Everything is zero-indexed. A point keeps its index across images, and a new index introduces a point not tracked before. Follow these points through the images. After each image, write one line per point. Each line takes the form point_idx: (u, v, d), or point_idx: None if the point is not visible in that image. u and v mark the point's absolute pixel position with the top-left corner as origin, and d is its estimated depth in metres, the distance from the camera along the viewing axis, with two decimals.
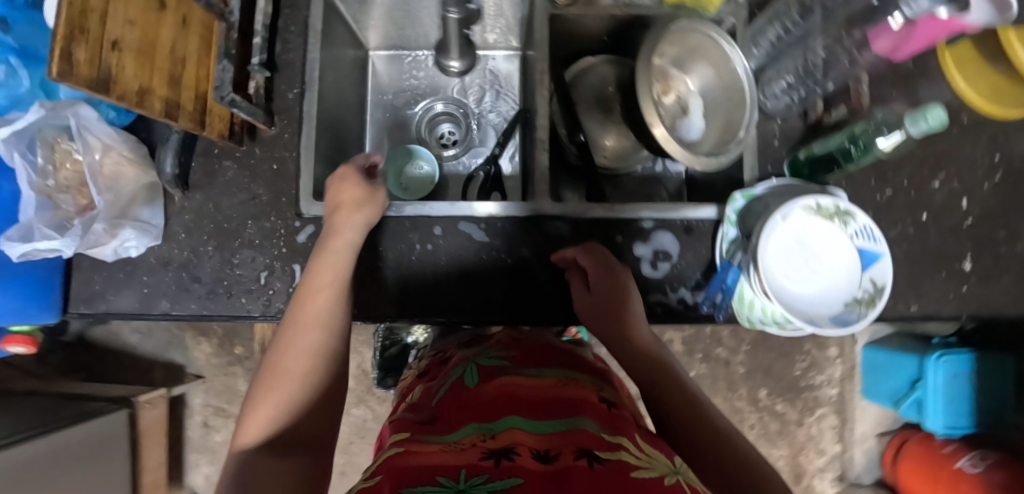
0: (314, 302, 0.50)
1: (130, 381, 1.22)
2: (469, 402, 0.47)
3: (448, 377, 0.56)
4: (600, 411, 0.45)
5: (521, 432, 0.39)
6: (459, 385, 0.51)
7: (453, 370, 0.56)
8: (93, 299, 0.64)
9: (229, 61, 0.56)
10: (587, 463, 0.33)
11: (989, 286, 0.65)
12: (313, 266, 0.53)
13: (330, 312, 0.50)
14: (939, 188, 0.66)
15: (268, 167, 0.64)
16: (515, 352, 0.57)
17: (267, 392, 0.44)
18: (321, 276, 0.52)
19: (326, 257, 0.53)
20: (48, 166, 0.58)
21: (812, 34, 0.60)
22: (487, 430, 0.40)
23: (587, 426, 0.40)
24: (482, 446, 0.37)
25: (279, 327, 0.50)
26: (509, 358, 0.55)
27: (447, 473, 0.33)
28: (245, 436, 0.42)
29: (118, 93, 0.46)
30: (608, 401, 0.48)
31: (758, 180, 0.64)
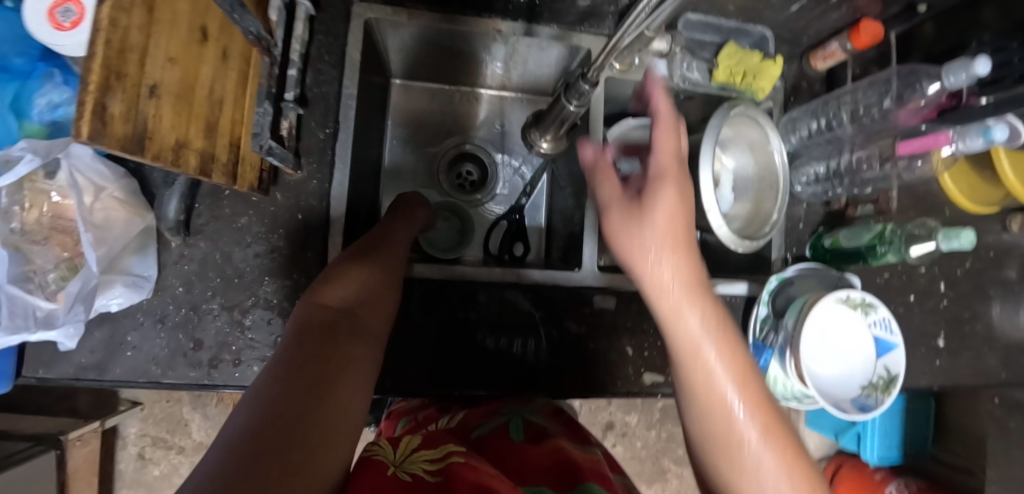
0: (387, 258, 0.47)
1: (43, 410, 1.02)
2: (519, 454, 0.44)
3: (491, 417, 0.52)
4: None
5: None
6: (505, 435, 0.48)
7: (495, 415, 0.52)
8: (55, 361, 0.53)
9: (270, 103, 0.48)
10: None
11: (955, 360, 0.74)
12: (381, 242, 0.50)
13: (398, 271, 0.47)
14: (924, 272, 0.74)
15: (292, 216, 0.57)
16: (562, 427, 0.51)
17: (330, 288, 0.40)
18: (394, 248, 0.49)
19: (398, 242, 0.51)
20: (14, 207, 0.47)
21: (842, 140, 0.65)
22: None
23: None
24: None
25: (345, 254, 0.46)
26: (557, 428, 0.50)
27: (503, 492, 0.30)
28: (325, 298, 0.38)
29: (153, 152, 0.37)
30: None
31: (786, 262, 0.68)
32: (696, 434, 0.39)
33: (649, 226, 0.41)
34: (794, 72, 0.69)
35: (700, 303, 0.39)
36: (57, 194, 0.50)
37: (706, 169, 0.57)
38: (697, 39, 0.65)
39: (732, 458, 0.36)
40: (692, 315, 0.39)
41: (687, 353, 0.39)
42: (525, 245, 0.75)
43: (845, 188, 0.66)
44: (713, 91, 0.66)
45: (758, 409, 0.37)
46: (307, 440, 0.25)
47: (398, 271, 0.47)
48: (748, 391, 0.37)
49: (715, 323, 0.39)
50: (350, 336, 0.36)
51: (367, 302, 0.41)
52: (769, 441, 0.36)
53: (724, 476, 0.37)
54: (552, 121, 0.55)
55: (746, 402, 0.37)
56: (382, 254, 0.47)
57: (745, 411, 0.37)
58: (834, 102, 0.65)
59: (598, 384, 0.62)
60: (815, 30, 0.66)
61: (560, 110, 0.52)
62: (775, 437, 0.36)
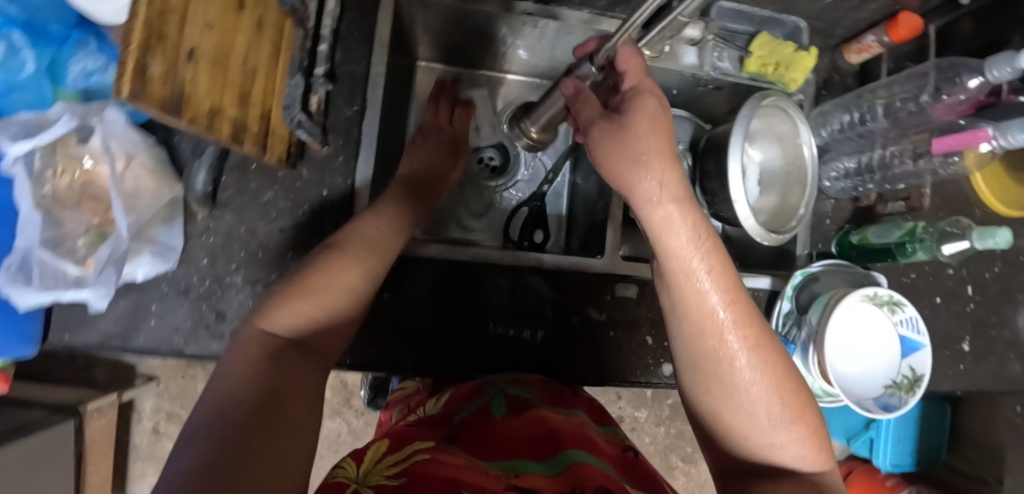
0: (356, 247, 0.46)
1: (63, 380, 1.03)
2: (497, 433, 0.43)
3: (474, 397, 0.51)
4: (625, 460, 0.42)
5: (538, 476, 0.35)
6: (484, 412, 0.47)
7: (477, 393, 0.52)
8: (79, 327, 0.53)
9: (302, 75, 0.48)
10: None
11: (979, 365, 0.72)
12: (357, 226, 0.49)
13: (371, 259, 0.46)
14: (951, 274, 0.72)
15: (318, 192, 0.57)
16: (544, 393, 0.52)
17: (293, 296, 0.41)
18: (371, 231, 0.48)
19: (374, 220, 0.50)
20: (48, 171, 0.49)
21: (876, 135, 0.63)
22: (513, 469, 0.37)
23: (611, 473, 0.37)
24: (512, 483, 0.34)
25: (313, 253, 0.46)
26: (538, 395, 0.51)
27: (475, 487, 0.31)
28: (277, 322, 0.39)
29: (190, 116, 0.38)
30: (633, 449, 0.44)
31: (812, 258, 0.66)
32: (687, 367, 0.39)
33: (650, 157, 0.38)
34: (827, 65, 0.68)
35: (699, 238, 0.38)
36: (89, 160, 0.50)
37: (736, 160, 0.57)
38: (728, 28, 0.64)
39: (724, 386, 0.37)
40: (689, 250, 0.37)
41: (683, 286, 0.38)
42: (545, 232, 0.74)
43: (875, 183, 0.65)
44: (744, 81, 0.65)
45: (749, 334, 0.37)
46: (252, 479, 0.27)
47: (365, 285, 0.45)
48: (739, 319, 0.37)
49: (712, 257, 0.38)
50: (293, 367, 0.37)
51: (319, 329, 0.41)
52: (756, 364, 0.37)
53: (715, 400, 0.38)
54: (546, 113, 0.53)
55: (737, 331, 0.37)
56: (354, 267, 0.45)
57: (735, 340, 0.37)
58: (868, 96, 0.64)
59: (616, 373, 0.62)
60: (851, 22, 0.65)
61: (557, 102, 0.51)
62: (763, 359, 0.37)
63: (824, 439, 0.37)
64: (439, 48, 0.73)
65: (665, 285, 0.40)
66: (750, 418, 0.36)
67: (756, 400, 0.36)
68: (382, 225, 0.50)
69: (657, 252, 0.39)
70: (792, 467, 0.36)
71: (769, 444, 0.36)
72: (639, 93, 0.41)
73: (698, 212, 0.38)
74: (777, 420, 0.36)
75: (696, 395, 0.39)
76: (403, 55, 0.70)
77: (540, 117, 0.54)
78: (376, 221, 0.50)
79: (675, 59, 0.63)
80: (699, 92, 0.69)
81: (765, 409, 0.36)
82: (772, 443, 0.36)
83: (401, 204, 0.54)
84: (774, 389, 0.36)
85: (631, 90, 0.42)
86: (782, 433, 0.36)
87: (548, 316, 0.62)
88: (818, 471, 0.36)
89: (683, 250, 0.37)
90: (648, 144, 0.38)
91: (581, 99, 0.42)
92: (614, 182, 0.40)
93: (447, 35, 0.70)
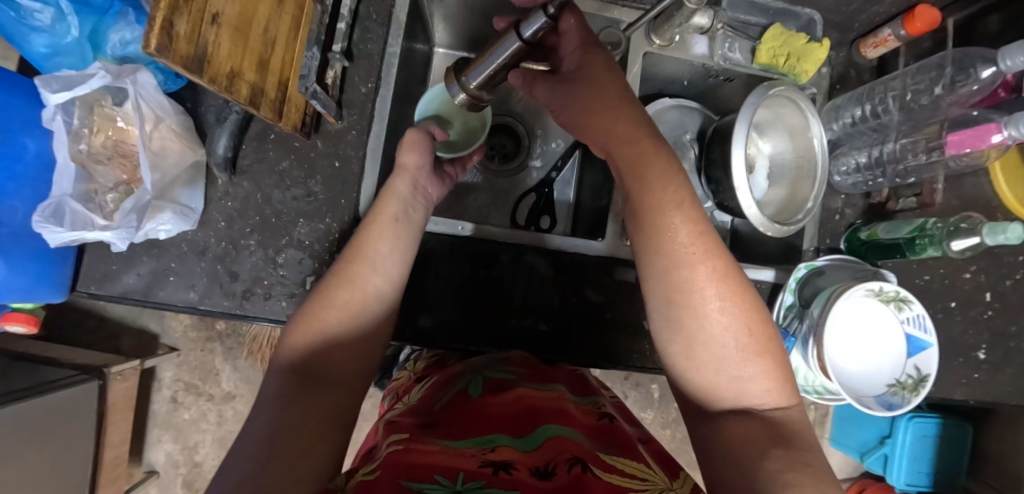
0: (377, 240, 0.47)
1: (91, 345, 1.08)
2: (474, 413, 0.43)
3: (451, 385, 0.51)
4: (599, 428, 0.42)
5: (512, 449, 0.36)
6: (464, 395, 0.47)
7: (456, 380, 0.52)
8: (106, 280, 0.56)
9: (318, 48, 0.51)
10: (590, 476, 0.32)
11: (996, 376, 0.69)
12: (376, 208, 0.49)
13: (396, 252, 0.47)
14: (969, 279, 0.69)
15: (330, 163, 0.60)
16: (522, 371, 0.52)
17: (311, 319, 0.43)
18: (388, 212, 0.49)
19: (389, 207, 0.49)
20: (84, 129, 0.54)
21: (890, 128, 0.63)
22: (487, 442, 0.37)
23: (582, 439, 0.38)
24: (484, 456, 0.35)
25: (341, 256, 0.47)
26: (517, 374, 0.51)
27: (445, 472, 0.32)
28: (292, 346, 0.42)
29: (210, 76, 0.41)
30: (609, 417, 0.45)
31: (818, 253, 0.65)
32: (659, 304, 0.41)
33: (615, 108, 0.44)
34: (843, 60, 0.67)
35: (666, 179, 0.42)
36: (121, 121, 0.56)
37: (738, 150, 0.56)
38: (741, 19, 0.65)
39: (696, 317, 0.40)
40: (662, 192, 0.42)
41: (656, 219, 0.41)
42: (552, 219, 0.75)
43: (887, 178, 0.63)
44: (755, 72, 0.65)
45: (716, 268, 0.41)
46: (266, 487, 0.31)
47: (373, 300, 0.45)
48: (708, 253, 0.41)
49: (682, 197, 0.42)
50: (314, 396, 0.39)
51: (324, 350, 0.42)
52: (723, 296, 0.40)
53: (686, 335, 0.40)
54: (487, 67, 0.48)
55: (706, 263, 0.40)
56: (351, 289, 0.44)
57: (704, 273, 0.40)
58: (880, 88, 0.63)
59: (611, 353, 0.63)
60: (868, 16, 0.64)
61: (505, 47, 0.46)
62: (730, 292, 0.40)
63: (786, 376, 0.41)
64: (456, 36, 0.75)
65: (637, 225, 0.43)
66: (718, 350, 0.39)
67: (724, 330, 0.40)
68: (390, 243, 0.47)
69: (633, 194, 0.43)
70: (758, 399, 0.39)
71: (738, 375, 0.39)
72: (591, 55, 0.45)
73: (668, 158, 0.43)
74: (745, 352, 0.40)
75: (663, 331, 0.42)
76: (422, 40, 0.72)
77: (478, 73, 0.48)
78: (382, 235, 0.47)
79: (686, 49, 0.64)
80: (710, 83, 0.70)
81: (732, 341, 0.39)
82: (740, 376, 0.39)
83: (410, 185, 0.51)
84: (740, 324, 0.40)
85: (576, 53, 0.45)
86: (749, 366, 0.39)
87: (547, 296, 0.62)
88: (782, 406, 0.40)
89: (654, 191, 0.42)
90: (604, 107, 0.44)
91: (535, 76, 0.48)
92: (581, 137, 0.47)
93: (463, 22, 0.72)
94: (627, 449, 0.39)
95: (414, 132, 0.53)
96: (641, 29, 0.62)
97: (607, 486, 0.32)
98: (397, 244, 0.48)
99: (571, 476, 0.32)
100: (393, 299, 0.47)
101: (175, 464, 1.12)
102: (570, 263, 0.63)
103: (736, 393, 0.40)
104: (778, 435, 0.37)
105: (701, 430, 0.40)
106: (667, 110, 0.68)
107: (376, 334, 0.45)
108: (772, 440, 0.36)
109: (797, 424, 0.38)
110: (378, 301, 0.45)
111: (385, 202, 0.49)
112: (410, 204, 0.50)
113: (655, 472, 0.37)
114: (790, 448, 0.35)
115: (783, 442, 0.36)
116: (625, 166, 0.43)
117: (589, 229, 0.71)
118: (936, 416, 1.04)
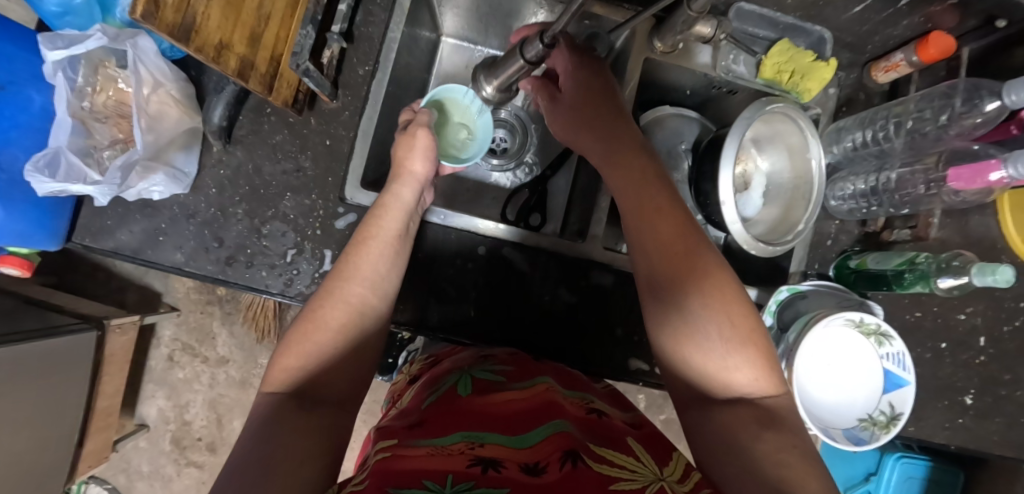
0: (370, 249, 0.47)
1: (97, 296, 1.11)
2: (460, 411, 0.41)
3: (438, 386, 0.49)
4: (587, 421, 0.41)
5: (500, 447, 0.35)
6: (451, 395, 0.45)
7: (443, 379, 0.50)
8: (100, 234, 0.58)
9: (312, 27, 0.52)
10: (582, 470, 0.31)
11: (982, 423, 0.65)
12: (383, 199, 0.51)
13: (389, 261, 0.47)
14: (963, 320, 0.66)
15: (321, 141, 0.61)
16: (510, 368, 0.51)
17: (301, 338, 0.41)
18: (385, 222, 0.49)
19: (387, 210, 0.50)
20: (88, 88, 0.58)
21: (893, 155, 0.62)
22: (475, 438, 0.37)
23: (574, 430, 0.37)
24: (471, 453, 0.34)
25: (345, 249, 0.47)
26: (504, 374, 0.49)
27: (433, 475, 0.31)
28: (282, 367, 0.39)
29: (196, 45, 0.44)
30: (596, 412, 0.43)
31: (804, 277, 0.64)
32: (653, 309, 0.42)
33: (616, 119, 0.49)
34: (853, 81, 0.66)
35: (646, 186, 0.45)
36: (121, 83, 0.59)
37: (727, 167, 0.55)
38: (749, 32, 0.64)
39: (680, 313, 0.40)
40: (648, 201, 0.44)
41: (640, 222, 0.44)
42: (541, 217, 0.74)
43: (882, 207, 0.62)
44: (759, 87, 0.64)
45: (697, 267, 0.41)
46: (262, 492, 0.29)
47: (365, 314, 0.44)
48: (687, 249, 0.41)
49: (661, 204, 0.44)
50: (306, 415, 0.36)
51: (318, 371, 0.40)
52: (704, 290, 0.40)
53: (672, 335, 0.41)
54: (506, 72, 0.55)
55: (684, 259, 0.41)
56: (345, 306, 0.43)
57: (682, 269, 0.41)
58: (884, 113, 0.62)
59: (582, 358, 0.63)
60: (882, 38, 0.62)
61: (534, 44, 0.47)
62: (711, 284, 0.40)
63: (773, 365, 0.39)
64: (464, 27, 0.76)
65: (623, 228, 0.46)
66: (703, 343, 0.39)
67: (706, 323, 0.39)
68: (386, 260, 0.47)
69: (624, 203, 0.46)
70: (746, 390, 0.38)
71: (723, 367, 0.38)
72: (580, 73, 0.50)
73: (654, 169, 0.46)
74: (729, 344, 0.38)
75: (658, 333, 0.42)
76: (429, 29, 0.73)
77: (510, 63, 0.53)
78: (377, 250, 0.47)
79: (689, 57, 0.63)
80: (713, 94, 0.68)
81: (717, 334, 0.39)
82: (726, 368, 0.38)
83: (413, 179, 0.52)
84: (722, 315, 0.39)
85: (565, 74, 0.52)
86: (734, 356, 0.38)
87: (526, 294, 0.62)
88: (770, 394, 0.38)
89: (633, 202, 0.45)
90: (599, 117, 0.49)
91: (543, 89, 0.56)
92: (580, 150, 0.52)
93: (471, 14, 0.72)
94: (615, 441, 0.38)
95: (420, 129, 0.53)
96: (644, 34, 0.61)
97: (599, 480, 0.31)
98: (395, 262, 0.48)
99: (562, 472, 0.31)
100: (384, 320, 0.46)
101: (166, 420, 1.15)
102: (546, 262, 0.63)
103: (723, 386, 0.39)
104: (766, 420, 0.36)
105: (694, 417, 0.40)
106: (667, 117, 0.68)
107: (366, 352, 0.44)
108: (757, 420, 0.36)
109: (784, 409, 0.37)
110: (372, 320, 0.45)
111: (387, 211, 0.50)
112: (406, 218, 0.51)
113: (645, 464, 0.35)
114: (777, 430, 0.35)
115: (769, 423, 0.36)
116: (612, 168, 0.47)
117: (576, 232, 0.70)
118: (926, 458, 0.98)
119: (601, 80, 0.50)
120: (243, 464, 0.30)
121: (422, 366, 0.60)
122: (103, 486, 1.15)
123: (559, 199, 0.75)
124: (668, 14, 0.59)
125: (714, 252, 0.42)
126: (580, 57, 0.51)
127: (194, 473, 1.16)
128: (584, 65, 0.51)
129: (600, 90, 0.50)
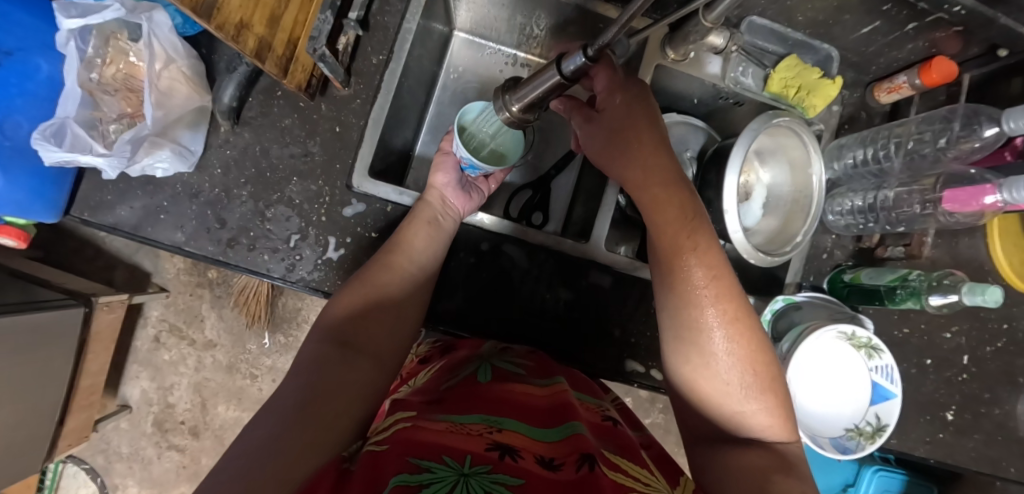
0: (417, 234, 0.53)
1: (83, 274, 1.09)
2: (483, 398, 0.42)
3: (458, 370, 0.49)
4: (602, 427, 0.41)
5: (519, 436, 0.36)
6: (472, 380, 0.46)
7: (463, 365, 0.50)
8: (100, 208, 0.57)
9: (331, 13, 0.52)
10: (599, 474, 0.31)
11: (962, 439, 0.67)
12: (424, 200, 0.57)
13: (429, 246, 0.54)
14: (947, 339, 0.68)
15: (330, 127, 0.61)
16: (529, 363, 0.52)
17: (348, 298, 0.48)
18: (427, 211, 0.56)
19: (430, 203, 0.57)
20: (97, 60, 0.58)
21: (892, 175, 0.63)
22: (493, 422, 0.37)
23: (589, 435, 0.37)
24: (490, 437, 0.35)
25: (381, 250, 0.53)
26: (524, 368, 0.50)
27: (454, 452, 0.31)
28: (329, 317, 0.47)
29: (217, 23, 0.43)
30: (611, 419, 0.44)
31: (797, 289, 0.65)
32: (676, 348, 0.42)
33: (640, 144, 0.47)
34: (856, 100, 0.68)
35: (682, 219, 0.44)
36: (133, 56, 0.60)
37: (732, 174, 0.55)
38: (758, 46, 0.65)
39: (703, 355, 0.41)
40: (676, 234, 0.44)
41: (673, 262, 0.43)
42: (544, 216, 0.74)
43: (878, 223, 0.63)
44: (765, 100, 0.66)
45: (727, 310, 0.41)
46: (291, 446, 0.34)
47: (405, 285, 0.50)
48: (719, 295, 0.41)
49: (697, 240, 0.43)
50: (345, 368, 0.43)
51: (358, 326, 0.47)
52: (731, 338, 0.41)
53: (690, 371, 0.42)
54: (530, 92, 0.43)
55: (716, 305, 0.41)
56: (390, 272, 0.50)
57: (714, 314, 0.41)
58: (885, 133, 0.64)
59: (579, 356, 0.63)
60: (886, 60, 0.64)
61: (548, 75, 0.41)
62: (738, 335, 0.41)
63: (788, 412, 0.42)
64: (476, 23, 0.76)
65: (653, 259, 0.45)
66: (722, 388, 0.40)
67: (729, 370, 0.40)
68: (425, 240, 0.54)
69: (651, 229, 0.46)
70: (759, 434, 0.40)
71: (740, 411, 0.40)
72: (619, 99, 0.47)
73: (689, 197, 0.45)
74: (747, 390, 0.40)
75: (676, 366, 0.43)
76: (441, 22, 0.73)
77: (522, 96, 0.43)
78: (417, 233, 0.54)
79: (699, 66, 0.64)
80: (720, 105, 0.70)
81: (737, 378, 0.40)
82: (742, 411, 0.40)
83: (437, 189, 0.58)
84: (744, 363, 0.41)
85: (603, 94, 0.48)
86: (751, 402, 0.40)
87: (527, 291, 0.63)
88: (784, 441, 0.40)
89: (665, 232, 0.44)
90: (634, 150, 0.47)
91: (576, 109, 0.52)
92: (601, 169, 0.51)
93: (485, 10, 0.72)
94: (631, 453, 0.38)
95: (442, 153, 0.60)
96: (657, 40, 0.62)
97: (614, 486, 0.31)
98: (432, 242, 0.54)
99: (579, 474, 0.31)
100: (423, 290, 0.52)
101: (148, 402, 1.14)
102: (548, 260, 0.64)
103: (736, 426, 0.41)
104: (778, 462, 0.38)
105: (704, 453, 0.41)
106: (674, 125, 0.68)
107: (400, 317, 0.50)
108: (776, 466, 0.37)
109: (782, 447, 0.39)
110: (397, 285, 0.50)
111: (424, 205, 0.56)
112: (441, 211, 0.57)
113: (657, 479, 0.35)
114: (789, 476, 0.36)
115: (783, 469, 0.37)
116: (647, 206, 0.46)
117: (579, 231, 0.70)
118: (902, 472, 0.98)
119: (643, 103, 0.48)
120: (288, 418, 0.36)
121: (432, 349, 0.61)
122: (81, 466, 1.13)
123: (559, 199, 0.76)
124: (682, 23, 0.60)
125: (742, 295, 0.43)
126: (620, 81, 0.48)
127: (174, 457, 1.14)
128: (625, 90, 0.48)
129: (641, 121, 0.47)
